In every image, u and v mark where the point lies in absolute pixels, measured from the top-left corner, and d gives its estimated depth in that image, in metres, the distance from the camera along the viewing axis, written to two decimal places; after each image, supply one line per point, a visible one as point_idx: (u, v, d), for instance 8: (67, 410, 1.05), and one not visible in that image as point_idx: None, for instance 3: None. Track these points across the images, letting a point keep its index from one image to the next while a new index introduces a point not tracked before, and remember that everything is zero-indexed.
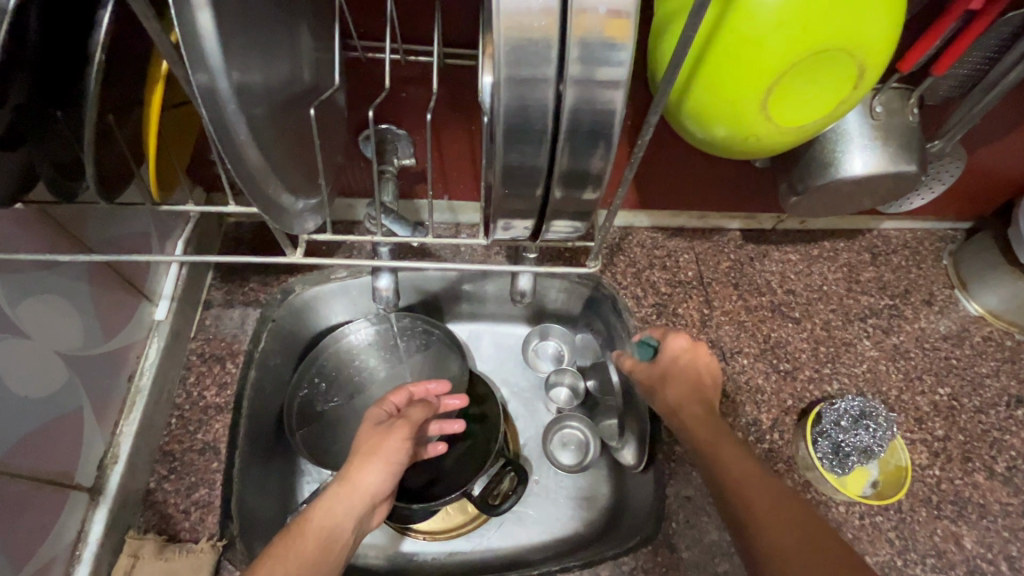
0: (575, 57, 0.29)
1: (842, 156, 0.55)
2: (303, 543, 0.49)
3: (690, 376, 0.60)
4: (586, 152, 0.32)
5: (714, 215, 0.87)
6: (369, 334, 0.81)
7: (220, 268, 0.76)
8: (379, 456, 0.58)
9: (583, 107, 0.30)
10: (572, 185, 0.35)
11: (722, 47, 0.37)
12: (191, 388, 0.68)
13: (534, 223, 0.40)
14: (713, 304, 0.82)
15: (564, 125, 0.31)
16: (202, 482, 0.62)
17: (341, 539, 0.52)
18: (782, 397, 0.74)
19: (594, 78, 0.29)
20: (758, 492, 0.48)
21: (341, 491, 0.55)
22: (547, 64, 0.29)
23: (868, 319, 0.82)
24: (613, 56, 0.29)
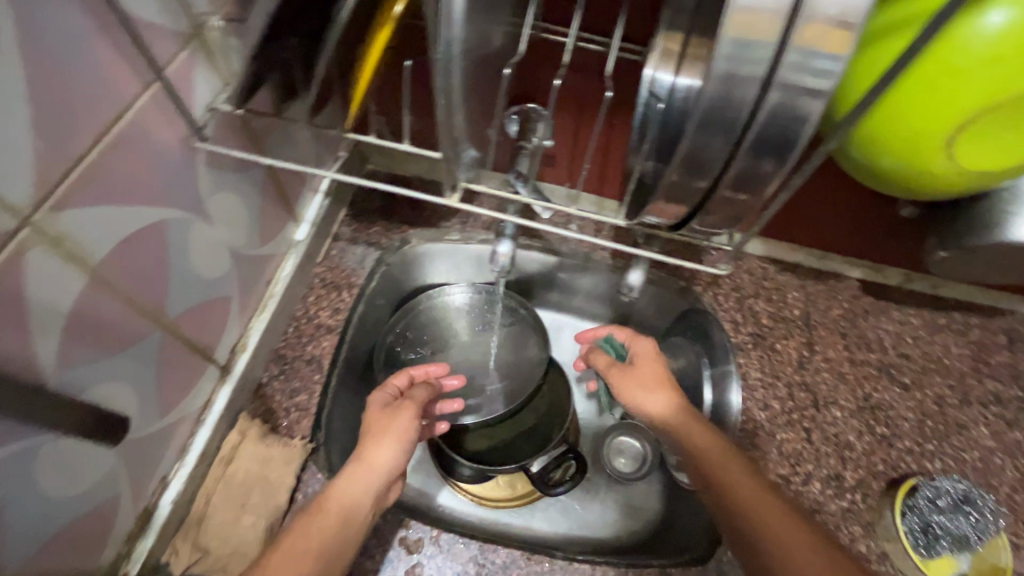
0: (789, 62, 0.30)
1: (1013, 219, 0.51)
2: (325, 518, 0.52)
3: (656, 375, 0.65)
4: (766, 154, 0.34)
5: (835, 258, 0.83)
6: (463, 299, 0.85)
7: (351, 208, 0.83)
8: (390, 434, 0.58)
9: (781, 111, 0.32)
10: (741, 184, 0.37)
11: (918, 83, 0.37)
12: (309, 306, 0.75)
13: (686, 212, 0.42)
14: (815, 348, 0.78)
15: (758, 124, 0.33)
16: (304, 388, 0.69)
17: (362, 512, 0.54)
18: (873, 460, 0.70)
19: (802, 84, 0.31)
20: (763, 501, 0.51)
21: (356, 469, 0.56)
22: (759, 65, 0.31)
23: (990, 406, 0.75)
24: (828, 67, 0.30)
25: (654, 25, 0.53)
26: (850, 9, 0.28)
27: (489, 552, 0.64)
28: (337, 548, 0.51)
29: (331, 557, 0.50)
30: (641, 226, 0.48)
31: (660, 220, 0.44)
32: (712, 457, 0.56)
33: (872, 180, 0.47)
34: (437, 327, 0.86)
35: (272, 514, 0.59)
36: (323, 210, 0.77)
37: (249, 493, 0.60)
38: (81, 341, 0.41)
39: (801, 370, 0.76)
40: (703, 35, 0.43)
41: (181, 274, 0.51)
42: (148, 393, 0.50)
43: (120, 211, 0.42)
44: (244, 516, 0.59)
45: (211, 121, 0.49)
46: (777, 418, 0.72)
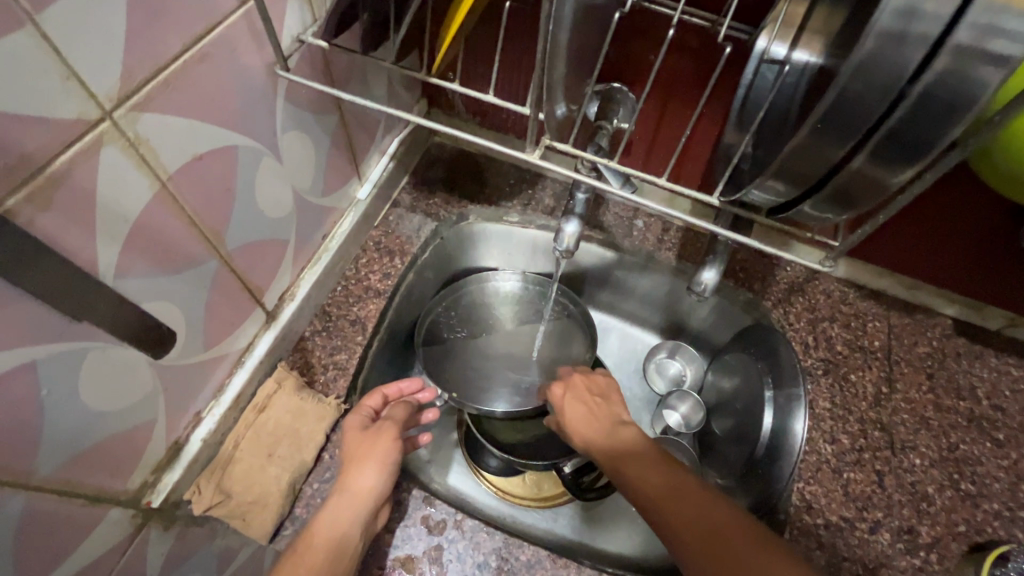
0: (972, 20, 0.25)
1: None
2: (311, 554, 0.48)
3: (581, 414, 0.58)
4: (915, 133, 0.30)
5: (926, 291, 0.75)
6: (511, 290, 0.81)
7: (414, 177, 0.82)
8: (371, 459, 0.54)
9: (947, 80, 0.27)
10: (874, 167, 0.32)
11: None
12: (360, 267, 0.74)
13: (797, 195, 0.37)
14: (895, 386, 0.70)
15: (916, 95, 0.28)
16: (345, 348, 0.67)
17: (352, 544, 0.50)
18: (953, 519, 0.62)
19: (982, 49, 0.26)
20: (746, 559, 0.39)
21: (341, 498, 0.52)
22: (932, 22, 0.26)
23: None
24: (1022, 29, 0.25)
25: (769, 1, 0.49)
26: None
27: (514, 547, 0.62)
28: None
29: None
30: (735, 209, 0.44)
31: (764, 197, 0.39)
32: (656, 486, 0.45)
33: (1014, 185, 0.41)
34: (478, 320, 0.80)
35: (295, 469, 0.58)
36: (386, 173, 0.75)
37: (278, 443, 0.59)
38: (141, 254, 0.40)
39: (877, 407, 0.68)
40: (835, 4, 0.39)
41: (246, 208, 0.50)
42: (197, 322, 0.49)
43: (201, 130, 0.41)
44: (271, 466, 0.57)
45: (296, 52, 0.48)
46: (845, 455, 0.65)
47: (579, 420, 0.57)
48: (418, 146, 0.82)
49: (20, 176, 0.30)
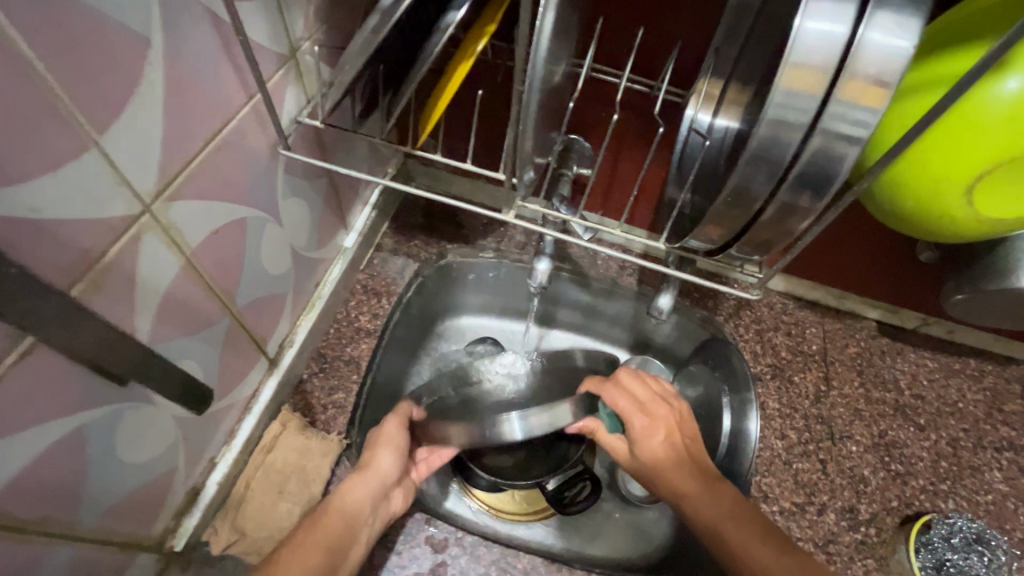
0: (832, 111, 0.34)
1: None
2: (327, 520, 0.52)
3: (664, 452, 0.55)
4: (805, 193, 0.38)
5: (853, 299, 0.86)
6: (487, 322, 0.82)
7: (394, 222, 0.89)
8: (387, 441, 0.57)
9: (821, 153, 0.36)
10: (779, 218, 0.40)
11: (943, 130, 0.41)
12: (350, 309, 0.79)
13: (725, 239, 0.45)
14: (832, 384, 0.80)
15: (802, 165, 0.36)
16: (342, 387, 0.72)
17: (362, 521, 0.54)
18: (887, 496, 0.71)
19: (842, 132, 0.35)
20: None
21: (356, 475, 0.56)
22: (805, 113, 0.35)
23: (1004, 451, 0.77)
24: (866, 118, 0.34)
25: (697, 71, 0.58)
26: (887, 70, 0.33)
27: (510, 556, 0.69)
28: (338, 553, 0.50)
29: (337, 562, 0.50)
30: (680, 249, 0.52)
31: (702, 243, 0.47)
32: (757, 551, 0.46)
33: (893, 222, 0.51)
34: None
35: (305, 503, 0.63)
36: (369, 222, 0.82)
37: (287, 481, 0.63)
38: (169, 321, 0.46)
39: (818, 403, 0.78)
40: (745, 84, 0.48)
41: (254, 269, 0.56)
42: (212, 376, 0.54)
43: (217, 207, 0.47)
44: (283, 501, 0.62)
45: (293, 130, 0.55)
46: (794, 448, 0.74)
47: (664, 460, 0.54)
48: (396, 194, 0.89)
49: (83, 269, 0.35)
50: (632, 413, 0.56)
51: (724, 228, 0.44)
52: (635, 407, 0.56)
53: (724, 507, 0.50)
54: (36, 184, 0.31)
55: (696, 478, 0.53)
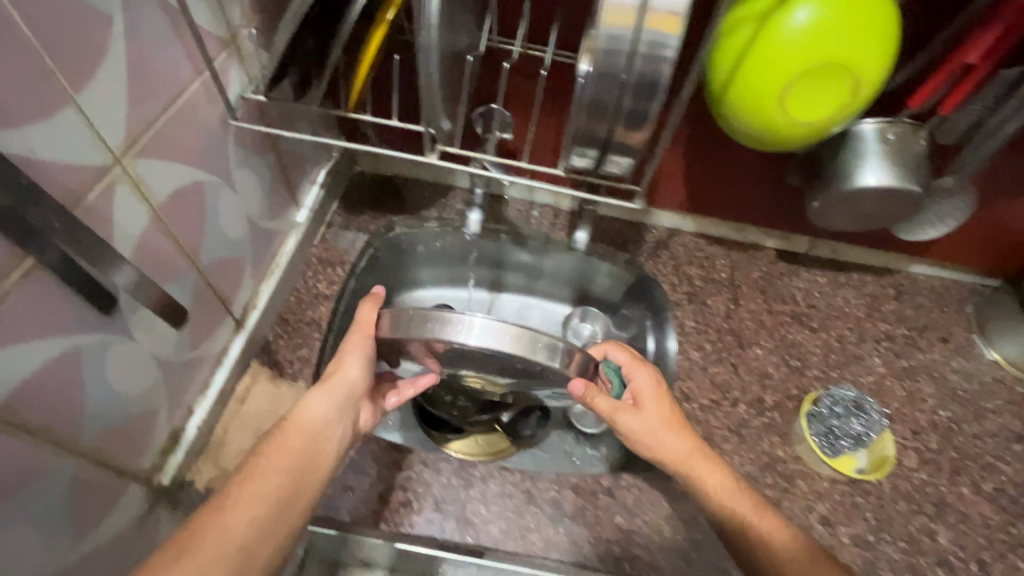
0: (643, 39, 0.44)
1: (856, 170, 0.68)
2: (291, 437, 0.55)
3: (665, 412, 0.64)
4: (643, 105, 0.48)
5: (752, 231, 0.99)
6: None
7: (343, 202, 0.97)
8: (350, 350, 0.60)
9: (644, 73, 0.45)
10: (630, 128, 0.50)
11: (757, 52, 0.53)
12: (308, 279, 0.87)
13: (596, 155, 0.55)
14: (739, 303, 0.93)
15: (631, 84, 0.46)
16: (306, 343, 0.80)
17: (328, 433, 0.57)
18: (788, 385, 0.84)
19: (654, 55, 0.44)
20: (807, 551, 0.55)
21: (322, 389, 0.59)
22: (623, 43, 0.44)
23: (882, 342, 0.91)
24: (668, 41, 0.43)
25: (580, 34, 0.70)
26: (676, 3, 0.42)
27: None
28: (302, 467, 0.54)
29: (303, 473, 0.54)
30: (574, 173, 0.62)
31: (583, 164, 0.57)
32: (742, 506, 0.59)
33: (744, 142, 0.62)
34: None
35: None
36: (319, 199, 0.90)
37: (261, 425, 0.70)
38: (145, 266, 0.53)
39: (728, 319, 0.90)
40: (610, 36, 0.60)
41: (212, 231, 0.64)
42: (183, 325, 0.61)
43: (172, 168, 0.54)
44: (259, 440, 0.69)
45: (240, 105, 0.63)
46: (708, 356, 0.86)
47: (666, 412, 0.63)
48: (342, 176, 0.98)
49: (68, 205, 0.43)
50: (633, 367, 0.66)
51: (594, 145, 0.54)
52: (634, 361, 0.67)
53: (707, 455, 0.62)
54: (20, 131, 0.38)
55: (683, 430, 0.63)
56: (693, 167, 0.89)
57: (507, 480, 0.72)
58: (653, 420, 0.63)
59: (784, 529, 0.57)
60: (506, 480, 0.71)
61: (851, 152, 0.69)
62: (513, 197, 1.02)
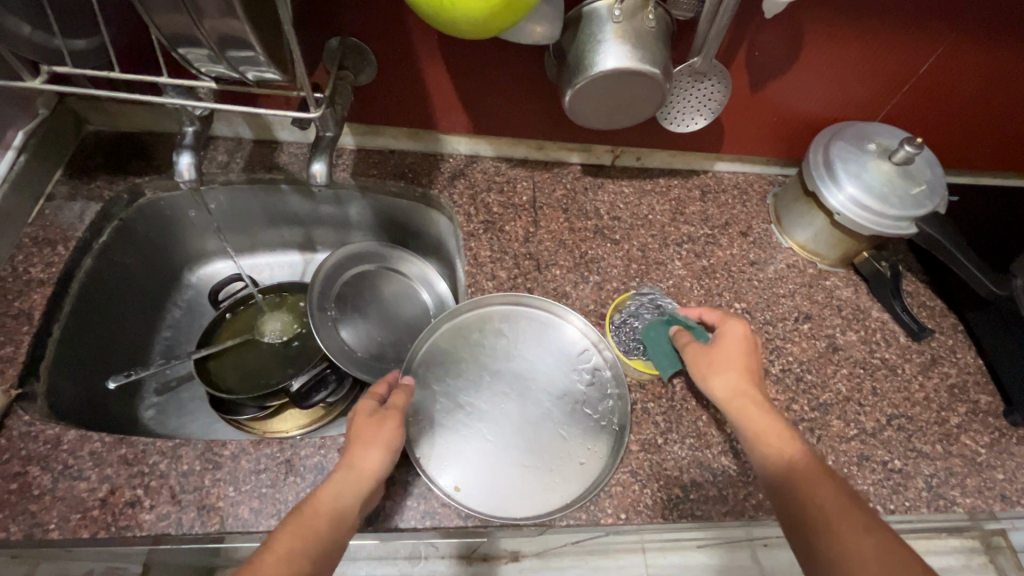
0: None
1: (589, 54, 0.63)
2: (314, 520, 0.53)
3: (739, 359, 0.65)
4: None
5: (552, 147, 0.93)
6: (503, 308, 0.76)
7: (69, 168, 0.81)
8: (377, 443, 0.58)
9: None
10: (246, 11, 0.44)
11: None
12: (17, 266, 0.72)
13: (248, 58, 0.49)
14: (539, 225, 0.87)
15: None
16: (10, 341, 0.66)
17: (346, 523, 0.54)
18: (586, 302, 0.80)
19: None
20: (822, 484, 0.55)
21: (345, 474, 0.57)
22: None
23: (684, 244, 0.89)
24: None
25: None
26: None
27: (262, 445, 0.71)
28: (324, 553, 0.51)
29: (323, 561, 0.51)
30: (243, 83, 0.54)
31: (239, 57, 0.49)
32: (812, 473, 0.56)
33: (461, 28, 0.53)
34: (453, 370, 0.72)
35: None
36: (18, 167, 0.74)
37: None
38: None
39: (527, 243, 0.85)
40: None
41: None
42: None
43: None
44: None
45: None
46: (504, 285, 0.81)
47: (727, 350, 0.66)
48: (64, 138, 0.82)
49: None
50: (725, 318, 0.69)
51: (204, 44, 0.49)
52: (722, 315, 0.70)
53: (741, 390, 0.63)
54: None
55: (745, 375, 0.64)
56: (462, 80, 0.80)
57: (264, 454, 0.62)
58: (714, 356, 0.66)
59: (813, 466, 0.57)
60: (262, 454, 0.62)
61: (585, 35, 0.63)
62: (286, 142, 0.90)
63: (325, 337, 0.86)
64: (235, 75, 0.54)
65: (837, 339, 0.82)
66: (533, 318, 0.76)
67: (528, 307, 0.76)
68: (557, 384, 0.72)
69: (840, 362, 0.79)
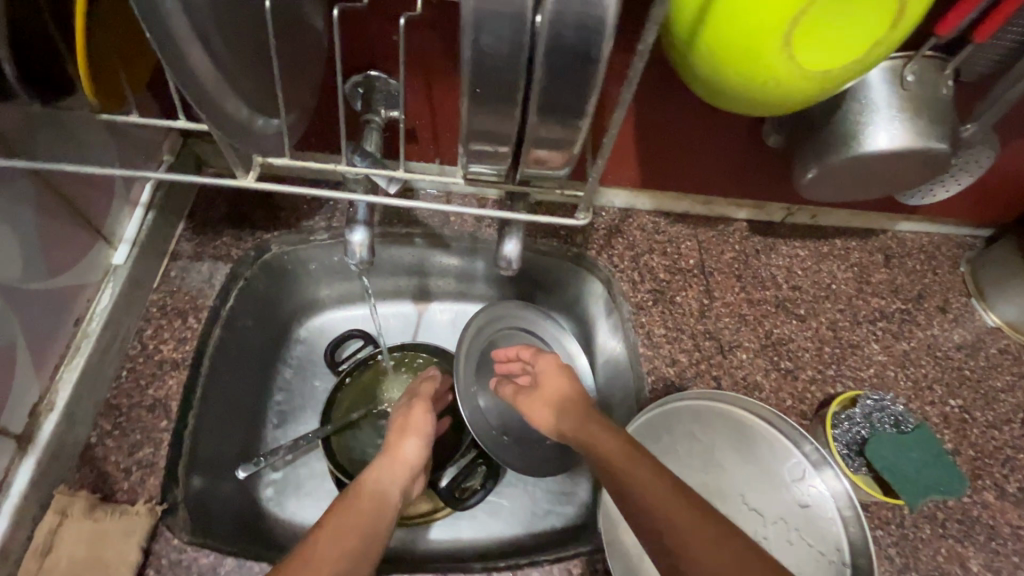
0: None
1: (862, 128, 0.50)
2: (360, 500, 0.58)
3: (554, 394, 0.68)
4: (573, 70, 0.33)
5: (720, 203, 0.81)
6: (693, 406, 0.65)
7: (193, 221, 0.71)
8: (409, 430, 0.68)
9: (570, 12, 0.30)
10: (550, 113, 0.36)
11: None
12: (146, 341, 0.63)
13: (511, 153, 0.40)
14: (714, 295, 0.76)
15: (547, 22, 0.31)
16: (148, 441, 0.58)
17: (389, 503, 0.60)
18: (781, 396, 0.70)
19: None
20: (635, 468, 0.52)
21: (382, 460, 0.65)
22: None
23: (878, 323, 0.77)
24: None
25: None
26: None
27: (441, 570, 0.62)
28: (373, 529, 0.56)
29: (372, 539, 0.55)
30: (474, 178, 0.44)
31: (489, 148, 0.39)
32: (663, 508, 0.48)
33: (749, 111, 0.43)
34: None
35: None
36: (147, 225, 0.66)
37: None
38: None
39: (703, 319, 0.74)
40: None
41: None
42: None
43: None
44: None
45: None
46: (686, 372, 0.70)
47: (540, 395, 0.68)
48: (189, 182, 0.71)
49: None
50: (531, 354, 0.73)
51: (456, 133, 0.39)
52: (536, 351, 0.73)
53: (587, 427, 0.61)
54: None
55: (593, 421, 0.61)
56: (646, 130, 0.69)
57: None
58: (535, 402, 0.69)
59: (635, 458, 0.53)
60: None
61: (857, 104, 0.50)
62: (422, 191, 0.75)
63: (470, 416, 0.73)
64: (492, 172, 0.44)
65: None
66: (733, 420, 0.65)
67: (724, 406, 0.65)
68: (768, 502, 0.62)
69: None
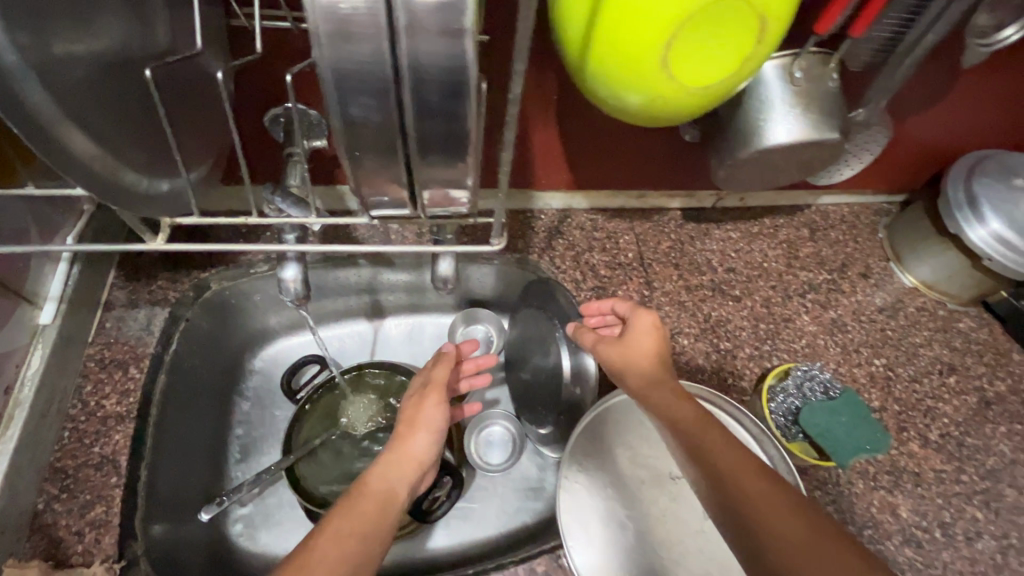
0: None
1: (765, 124, 0.53)
2: (365, 500, 0.54)
3: (643, 356, 0.59)
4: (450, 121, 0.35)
5: (652, 196, 0.84)
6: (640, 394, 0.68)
7: (123, 267, 0.70)
8: (421, 425, 0.62)
9: (438, 67, 0.32)
10: (441, 158, 0.37)
11: (614, 22, 0.36)
12: (87, 398, 0.63)
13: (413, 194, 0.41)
14: (654, 286, 0.79)
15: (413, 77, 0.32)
16: (98, 499, 0.58)
17: (397, 502, 0.56)
18: (723, 376, 0.74)
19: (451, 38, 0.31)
20: (714, 434, 0.51)
21: (392, 454, 0.60)
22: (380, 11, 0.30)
23: (808, 295, 0.82)
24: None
25: None
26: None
27: None
28: (378, 532, 0.52)
29: (376, 541, 0.52)
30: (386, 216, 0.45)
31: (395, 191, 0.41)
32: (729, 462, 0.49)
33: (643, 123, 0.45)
34: (607, 472, 0.66)
35: None
36: (73, 279, 0.64)
37: None
38: None
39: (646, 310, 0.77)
40: None
41: None
42: None
43: None
44: None
45: None
46: None
47: (638, 350, 0.59)
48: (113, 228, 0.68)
49: None
50: (635, 309, 0.62)
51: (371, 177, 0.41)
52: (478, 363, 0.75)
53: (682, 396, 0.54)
54: None
55: (671, 391, 0.56)
56: (567, 135, 0.71)
57: None
58: (631, 356, 0.59)
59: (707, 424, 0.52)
60: None
61: (755, 100, 0.53)
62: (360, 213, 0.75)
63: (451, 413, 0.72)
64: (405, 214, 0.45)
65: (987, 392, 0.76)
66: None
67: None
68: None
69: (996, 419, 0.74)
